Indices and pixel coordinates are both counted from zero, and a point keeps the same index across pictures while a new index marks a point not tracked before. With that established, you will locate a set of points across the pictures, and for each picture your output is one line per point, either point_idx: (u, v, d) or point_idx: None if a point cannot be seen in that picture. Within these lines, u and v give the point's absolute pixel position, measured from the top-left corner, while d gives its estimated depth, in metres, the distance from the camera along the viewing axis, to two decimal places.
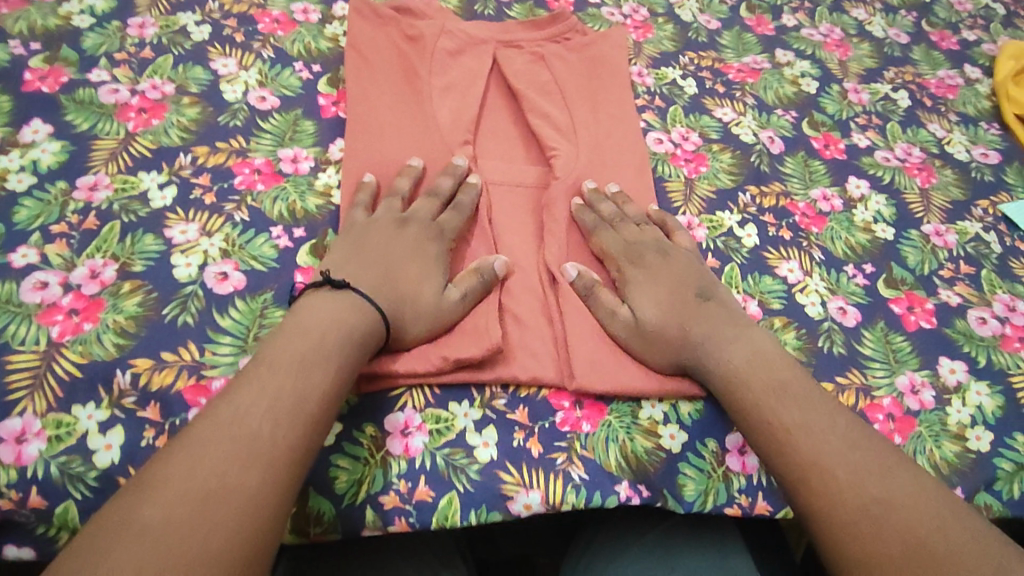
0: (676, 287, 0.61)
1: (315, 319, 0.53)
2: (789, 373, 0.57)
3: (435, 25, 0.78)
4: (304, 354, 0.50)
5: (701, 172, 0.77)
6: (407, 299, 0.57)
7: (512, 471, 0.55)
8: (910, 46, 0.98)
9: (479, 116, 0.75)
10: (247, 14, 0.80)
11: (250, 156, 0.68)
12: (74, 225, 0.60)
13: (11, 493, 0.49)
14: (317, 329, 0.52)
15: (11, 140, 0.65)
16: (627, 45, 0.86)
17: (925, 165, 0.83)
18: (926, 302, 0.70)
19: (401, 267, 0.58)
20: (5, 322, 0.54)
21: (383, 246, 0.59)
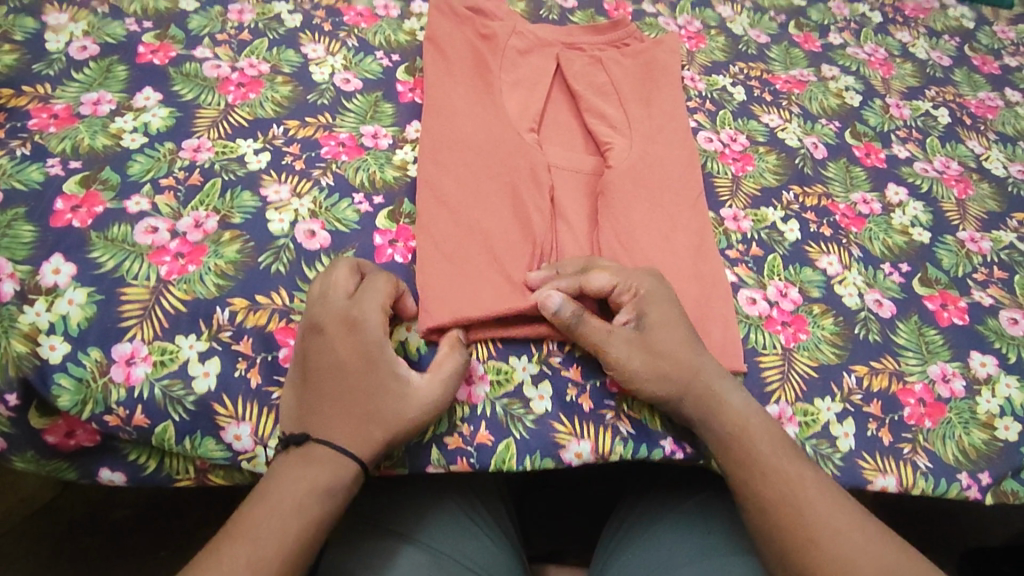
0: (684, 363, 0.59)
1: (280, 483, 0.51)
2: (777, 437, 0.58)
3: (506, 25, 0.84)
4: (310, 450, 0.53)
5: (748, 171, 0.81)
6: (361, 413, 0.54)
7: (565, 422, 0.60)
8: (952, 68, 1.02)
9: (543, 109, 0.81)
10: (334, 7, 0.87)
11: (336, 131, 0.75)
12: (181, 180, 0.67)
13: (119, 410, 0.55)
14: (292, 490, 0.50)
15: (126, 104, 0.72)
16: (681, 53, 0.92)
17: (963, 178, 0.87)
18: (959, 301, 0.74)
19: (356, 388, 0.54)
20: (121, 258, 0.61)
21: (343, 363, 0.54)
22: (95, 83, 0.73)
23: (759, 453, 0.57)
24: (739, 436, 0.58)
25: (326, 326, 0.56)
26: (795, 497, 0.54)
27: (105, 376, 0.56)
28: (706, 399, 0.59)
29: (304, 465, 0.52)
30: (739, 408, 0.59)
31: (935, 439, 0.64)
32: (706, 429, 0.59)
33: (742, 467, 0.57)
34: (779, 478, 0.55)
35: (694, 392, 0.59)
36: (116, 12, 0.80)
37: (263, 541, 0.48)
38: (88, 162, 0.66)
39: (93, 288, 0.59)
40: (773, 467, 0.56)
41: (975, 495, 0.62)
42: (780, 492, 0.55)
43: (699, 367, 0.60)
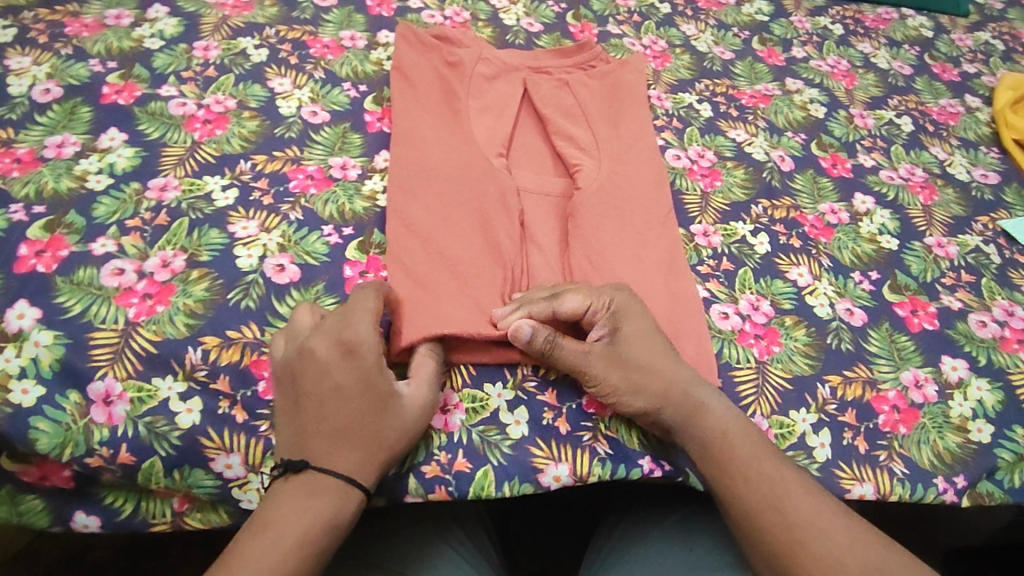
0: (661, 374, 0.60)
1: (288, 512, 0.50)
2: (758, 442, 0.58)
3: (472, 51, 0.85)
4: (314, 476, 0.52)
5: (716, 186, 0.82)
6: (364, 438, 0.53)
7: (543, 446, 0.59)
8: (913, 77, 1.04)
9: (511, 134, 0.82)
10: (300, 40, 0.88)
11: (304, 163, 0.75)
12: (147, 220, 0.67)
13: (101, 450, 0.55)
14: (299, 521, 0.50)
15: (90, 146, 0.72)
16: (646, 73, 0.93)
17: (927, 184, 0.88)
18: (928, 306, 0.74)
19: (356, 415, 0.54)
20: (88, 302, 0.60)
21: (346, 386, 0.54)
22: (59, 126, 0.73)
23: (739, 460, 0.57)
24: (722, 442, 0.57)
25: (319, 352, 0.55)
26: (777, 502, 0.54)
27: (85, 417, 0.55)
28: (686, 408, 0.59)
29: (308, 493, 0.51)
30: (720, 414, 0.59)
31: (911, 445, 0.64)
32: (687, 440, 0.59)
33: (723, 475, 0.57)
34: (762, 482, 0.55)
35: (673, 402, 0.59)
36: (80, 54, 0.80)
37: (268, 572, 0.47)
38: (52, 207, 0.66)
39: (60, 332, 0.58)
40: (756, 471, 0.56)
41: (953, 499, 0.63)
42: (764, 496, 0.55)
43: (676, 377, 0.60)
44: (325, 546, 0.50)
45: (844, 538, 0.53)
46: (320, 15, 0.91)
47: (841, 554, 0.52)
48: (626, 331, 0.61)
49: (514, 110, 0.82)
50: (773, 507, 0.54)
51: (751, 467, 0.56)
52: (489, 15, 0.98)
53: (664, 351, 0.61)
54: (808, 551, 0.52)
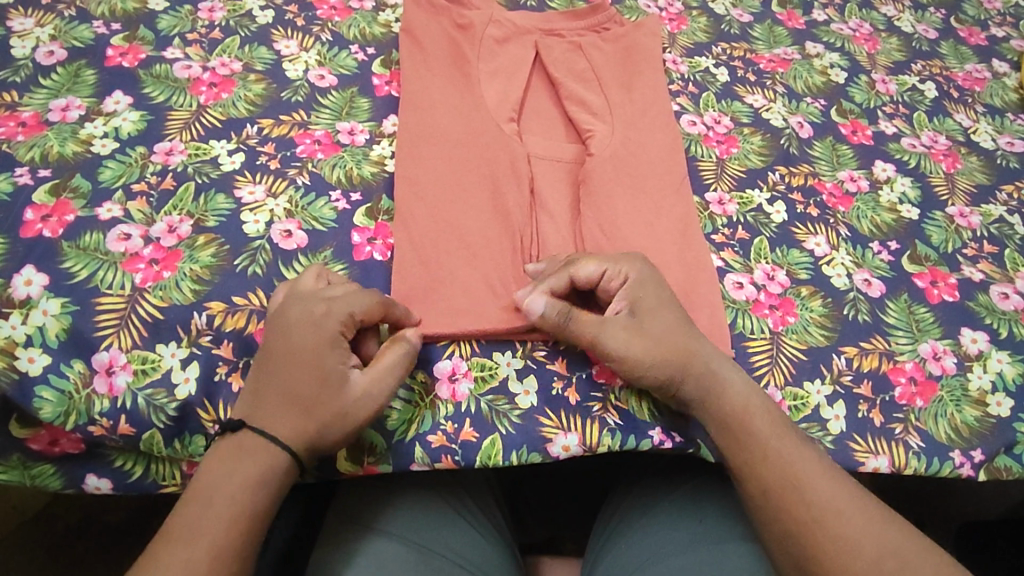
0: (681, 343, 0.59)
1: (213, 479, 0.50)
2: (778, 421, 0.57)
3: (483, 13, 0.83)
4: (246, 441, 0.51)
5: (732, 153, 0.80)
6: (303, 408, 0.52)
7: (552, 416, 0.59)
8: (938, 41, 1.01)
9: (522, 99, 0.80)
10: (307, 1, 0.85)
11: (311, 128, 0.73)
12: (153, 185, 0.66)
13: (102, 421, 0.54)
14: (224, 484, 0.49)
15: (95, 109, 0.71)
16: (661, 36, 0.90)
17: (951, 152, 0.86)
18: (949, 277, 0.73)
19: (305, 382, 0.53)
20: (94, 268, 0.60)
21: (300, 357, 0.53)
22: (64, 89, 0.72)
23: (761, 434, 0.56)
24: (747, 415, 0.57)
25: (291, 314, 0.55)
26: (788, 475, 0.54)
27: (88, 387, 0.55)
28: (703, 383, 0.58)
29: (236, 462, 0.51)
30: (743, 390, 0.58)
31: (928, 418, 0.63)
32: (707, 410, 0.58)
33: (738, 442, 0.56)
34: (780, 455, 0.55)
35: (695, 374, 0.58)
36: (84, 15, 0.79)
37: (196, 543, 0.47)
38: (58, 171, 0.65)
39: (66, 298, 0.57)
40: (777, 451, 0.55)
41: (969, 473, 0.62)
42: (784, 471, 0.54)
43: (697, 347, 0.59)
44: (256, 503, 0.50)
45: (862, 522, 0.51)
46: None
47: (858, 538, 0.51)
48: (645, 301, 0.60)
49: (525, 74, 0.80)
50: (790, 483, 0.53)
51: (771, 442, 0.55)
52: None
53: (684, 323, 0.60)
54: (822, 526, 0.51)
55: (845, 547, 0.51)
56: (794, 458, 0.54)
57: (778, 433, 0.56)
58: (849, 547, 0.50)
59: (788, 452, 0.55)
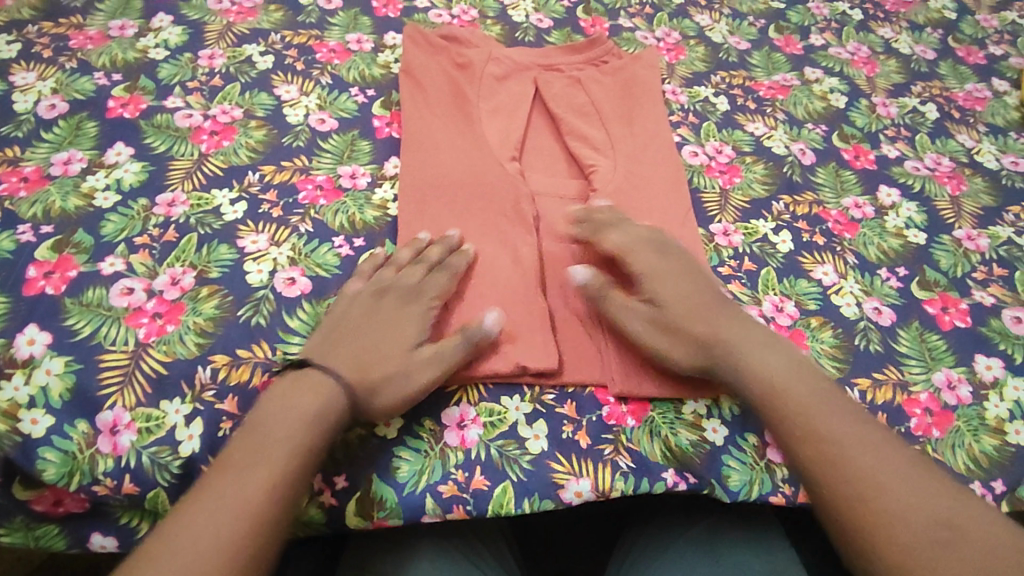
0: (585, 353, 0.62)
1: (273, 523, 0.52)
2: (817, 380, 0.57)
3: (482, 52, 0.83)
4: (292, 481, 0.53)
5: (735, 183, 0.80)
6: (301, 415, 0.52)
7: (563, 461, 0.58)
8: (937, 61, 1.01)
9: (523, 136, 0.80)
10: (306, 45, 0.86)
11: (312, 173, 0.73)
12: (156, 237, 0.66)
13: (107, 481, 0.54)
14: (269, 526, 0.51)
15: (97, 161, 0.71)
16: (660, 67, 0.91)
17: (955, 174, 0.85)
18: (960, 303, 0.72)
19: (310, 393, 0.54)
20: (97, 324, 0.59)
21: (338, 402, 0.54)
22: (66, 143, 0.72)
23: (926, 495, 0.50)
24: (822, 466, 0.52)
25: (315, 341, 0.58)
26: (920, 551, 0.48)
27: (92, 447, 0.54)
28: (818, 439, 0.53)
29: (231, 485, 0.47)
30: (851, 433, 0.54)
31: (946, 449, 0.62)
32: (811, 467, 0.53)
33: (851, 507, 0.50)
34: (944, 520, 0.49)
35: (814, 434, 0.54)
36: (85, 67, 0.79)
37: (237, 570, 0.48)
38: (61, 226, 0.65)
39: (70, 356, 0.57)
40: (827, 420, 0.54)
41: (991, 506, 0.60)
42: (855, 484, 0.51)
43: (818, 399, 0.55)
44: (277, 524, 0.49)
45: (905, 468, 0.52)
46: (326, 19, 0.90)
47: (882, 481, 0.51)
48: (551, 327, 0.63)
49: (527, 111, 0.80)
50: (816, 444, 0.53)
51: (818, 411, 0.55)
52: (497, 12, 0.96)
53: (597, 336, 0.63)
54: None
55: (867, 492, 0.50)
56: (841, 420, 0.54)
57: (841, 402, 0.56)
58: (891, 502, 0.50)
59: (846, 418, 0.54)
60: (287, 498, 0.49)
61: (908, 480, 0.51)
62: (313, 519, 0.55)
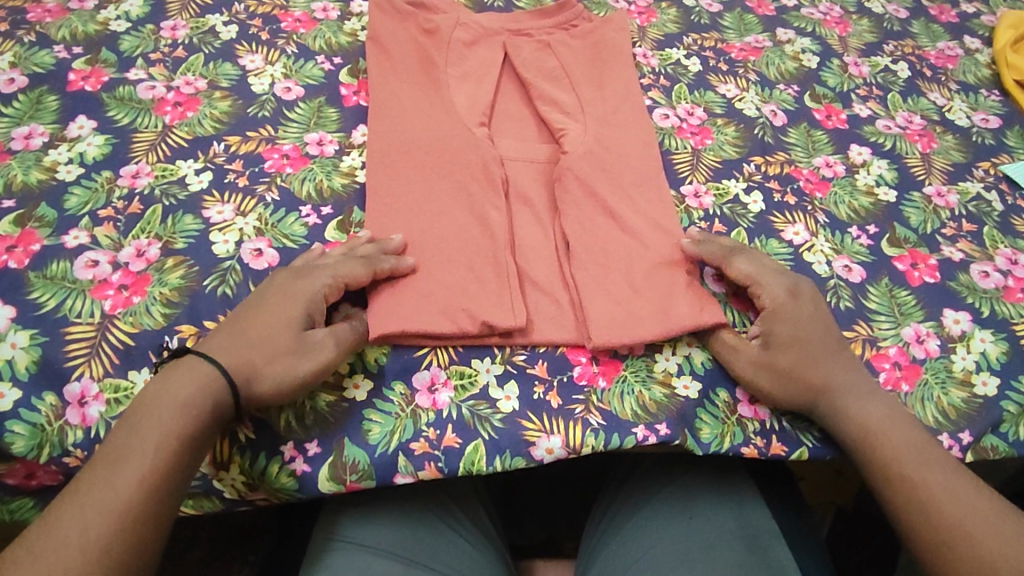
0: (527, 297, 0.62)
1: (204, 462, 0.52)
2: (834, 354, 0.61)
3: (449, 17, 0.82)
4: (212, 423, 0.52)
5: (706, 144, 0.80)
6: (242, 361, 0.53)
7: (534, 419, 0.58)
8: (909, 20, 1.00)
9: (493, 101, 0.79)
10: (271, 14, 0.85)
11: (279, 143, 0.72)
12: (120, 209, 0.65)
13: (76, 453, 0.54)
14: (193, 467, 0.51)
15: (59, 135, 0.70)
16: (631, 29, 0.90)
17: (926, 132, 0.85)
18: (929, 258, 0.72)
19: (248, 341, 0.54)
20: (62, 297, 0.59)
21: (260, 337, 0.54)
22: (26, 117, 0.71)
23: (923, 458, 0.55)
24: (864, 447, 0.57)
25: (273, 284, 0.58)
26: (941, 503, 0.52)
27: (60, 420, 0.54)
28: (836, 405, 0.59)
29: (105, 469, 0.47)
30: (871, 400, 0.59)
31: (914, 401, 0.63)
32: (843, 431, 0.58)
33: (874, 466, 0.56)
34: (945, 476, 0.54)
35: (825, 403, 0.59)
36: (44, 40, 0.78)
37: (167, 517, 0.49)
38: (22, 200, 0.64)
39: (35, 329, 0.57)
40: (839, 403, 0.59)
41: (957, 455, 0.61)
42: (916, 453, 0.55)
43: (829, 367, 0.60)
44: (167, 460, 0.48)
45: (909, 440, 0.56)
46: None
47: (899, 455, 0.55)
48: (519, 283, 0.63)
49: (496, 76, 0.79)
50: (863, 426, 0.57)
51: (835, 391, 0.59)
52: None
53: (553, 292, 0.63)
54: (964, 555, 0.50)
55: (890, 472, 0.55)
56: (861, 403, 0.58)
57: (853, 383, 0.60)
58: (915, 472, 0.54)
59: (861, 400, 0.59)
60: (165, 440, 0.49)
61: (917, 450, 0.55)
62: (284, 486, 0.55)
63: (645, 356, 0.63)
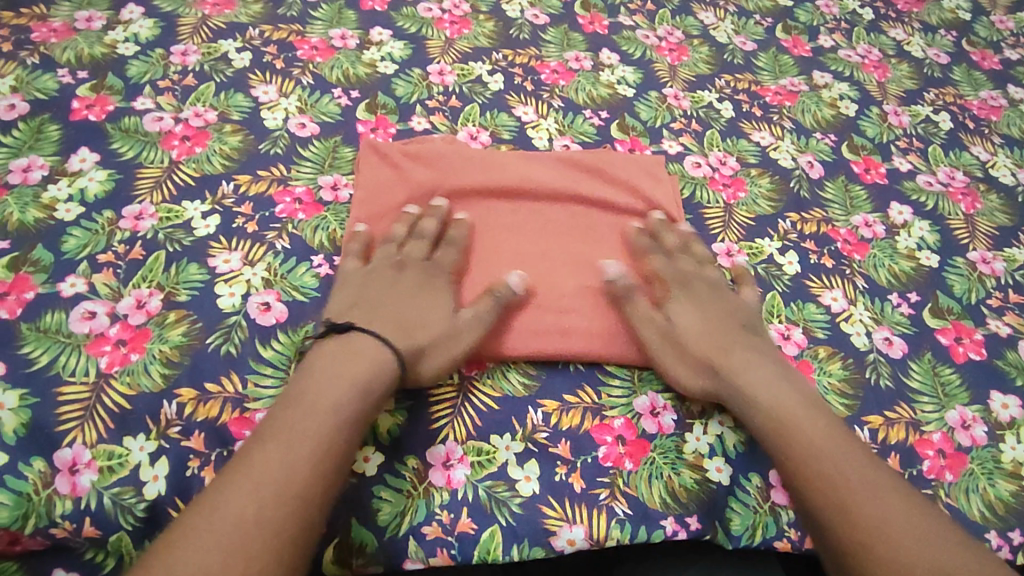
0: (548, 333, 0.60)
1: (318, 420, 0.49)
2: (836, 431, 0.54)
3: (445, 175, 0.67)
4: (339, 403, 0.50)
5: (740, 198, 0.76)
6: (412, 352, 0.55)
7: (556, 505, 0.54)
8: (950, 66, 0.96)
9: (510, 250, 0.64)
10: (287, 41, 0.81)
11: (291, 185, 0.69)
12: (121, 255, 0.61)
13: (65, 524, 0.49)
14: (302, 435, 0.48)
15: (60, 169, 0.66)
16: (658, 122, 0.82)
17: (969, 190, 0.81)
18: (974, 333, 0.68)
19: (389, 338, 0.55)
20: (55, 353, 0.55)
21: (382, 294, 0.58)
22: (25, 147, 0.67)
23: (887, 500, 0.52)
24: (834, 511, 0.51)
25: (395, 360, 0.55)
26: (905, 543, 0.48)
27: (48, 488, 0.50)
28: (775, 414, 0.55)
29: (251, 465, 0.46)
30: (819, 418, 0.55)
31: (959, 494, 0.59)
32: (780, 440, 0.54)
33: (835, 491, 0.51)
34: (932, 520, 0.50)
35: (784, 447, 0.54)
36: (47, 63, 0.74)
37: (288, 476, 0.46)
38: (17, 241, 0.61)
39: (25, 390, 0.53)
40: (829, 453, 0.53)
41: (1008, 557, 0.57)
42: (855, 500, 0.50)
43: (736, 348, 0.59)
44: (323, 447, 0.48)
45: (854, 472, 0.52)
46: (309, 12, 0.85)
47: (859, 502, 0.50)
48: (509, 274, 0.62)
49: (518, 263, 0.63)
50: (823, 475, 0.52)
51: (818, 440, 0.53)
52: (491, 7, 0.91)
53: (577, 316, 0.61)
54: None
55: (856, 533, 0.49)
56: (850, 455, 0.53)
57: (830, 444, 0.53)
58: (882, 536, 0.49)
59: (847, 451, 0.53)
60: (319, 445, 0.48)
61: (874, 494, 0.51)
62: None
63: (674, 434, 0.58)
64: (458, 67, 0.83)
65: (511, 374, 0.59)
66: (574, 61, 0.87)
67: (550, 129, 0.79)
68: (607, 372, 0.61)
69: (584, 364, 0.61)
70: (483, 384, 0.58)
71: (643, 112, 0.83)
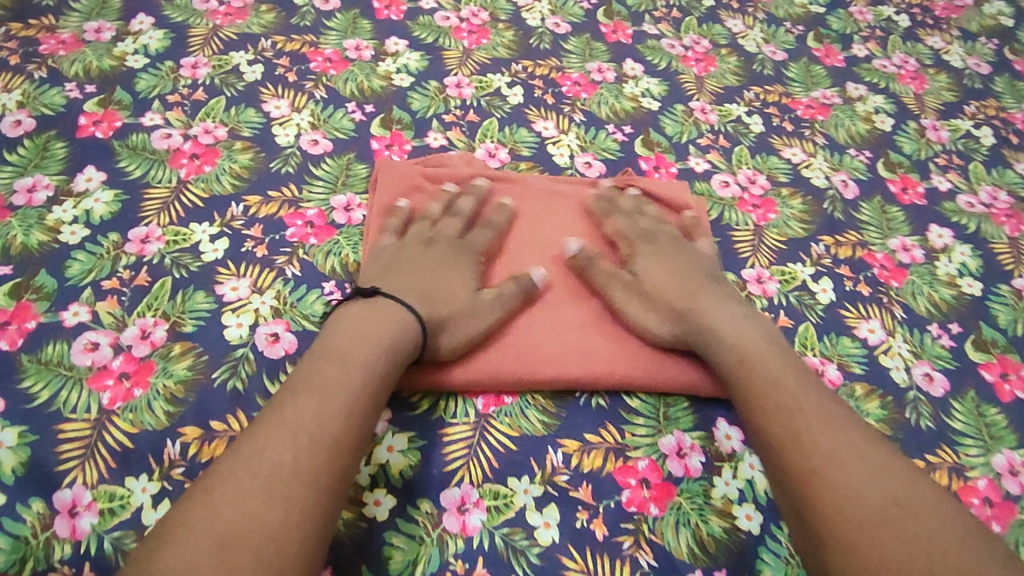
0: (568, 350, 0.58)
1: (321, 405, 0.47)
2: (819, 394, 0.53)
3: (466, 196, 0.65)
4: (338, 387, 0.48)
5: (770, 220, 0.72)
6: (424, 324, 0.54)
7: (576, 556, 0.51)
8: (992, 76, 0.92)
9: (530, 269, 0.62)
10: (300, 53, 0.79)
11: (303, 206, 0.66)
12: (126, 281, 0.59)
13: (63, 569, 0.47)
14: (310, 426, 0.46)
15: (65, 189, 0.64)
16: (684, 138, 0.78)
17: (1013, 211, 0.77)
18: (1020, 368, 0.65)
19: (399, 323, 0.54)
20: (56, 387, 0.53)
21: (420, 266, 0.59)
22: (31, 165, 0.65)
23: (926, 491, 0.47)
24: (806, 478, 0.48)
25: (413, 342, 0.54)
26: (879, 511, 0.45)
27: (47, 531, 0.48)
28: (740, 360, 0.55)
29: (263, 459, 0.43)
30: (798, 381, 0.53)
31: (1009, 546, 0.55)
32: (760, 399, 0.53)
33: (804, 459, 0.49)
34: (918, 490, 0.46)
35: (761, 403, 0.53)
36: (55, 76, 0.72)
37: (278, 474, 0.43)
38: (20, 266, 0.59)
39: (24, 427, 0.51)
40: (798, 414, 0.51)
41: None
42: (822, 461, 0.48)
43: (701, 295, 0.59)
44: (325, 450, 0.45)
45: (827, 436, 0.49)
46: (323, 21, 0.82)
47: (826, 459, 0.48)
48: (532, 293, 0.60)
49: (539, 281, 0.61)
50: (790, 434, 0.50)
51: (788, 400, 0.52)
52: (510, 15, 0.88)
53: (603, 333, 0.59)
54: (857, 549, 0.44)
55: (824, 499, 0.47)
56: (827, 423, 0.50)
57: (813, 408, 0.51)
58: (849, 505, 0.46)
59: (826, 423, 0.50)
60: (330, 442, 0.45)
61: (847, 457, 0.48)
62: None
63: (702, 477, 0.55)
64: (476, 79, 0.80)
65: (530, 412, 0.57)
66: (597, 73, 0.83)
67: (571, 145, 0.76)
68: (630, 410, 0.58)
69: (606, 403, 0.58)
70: (501, 423, 0.56)
71: (669, 127, 0.79)
